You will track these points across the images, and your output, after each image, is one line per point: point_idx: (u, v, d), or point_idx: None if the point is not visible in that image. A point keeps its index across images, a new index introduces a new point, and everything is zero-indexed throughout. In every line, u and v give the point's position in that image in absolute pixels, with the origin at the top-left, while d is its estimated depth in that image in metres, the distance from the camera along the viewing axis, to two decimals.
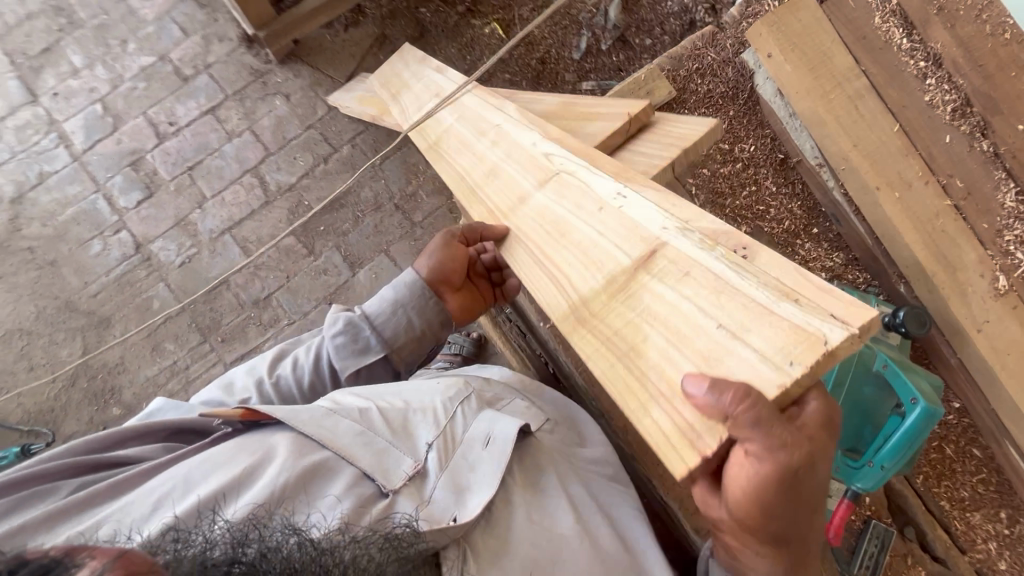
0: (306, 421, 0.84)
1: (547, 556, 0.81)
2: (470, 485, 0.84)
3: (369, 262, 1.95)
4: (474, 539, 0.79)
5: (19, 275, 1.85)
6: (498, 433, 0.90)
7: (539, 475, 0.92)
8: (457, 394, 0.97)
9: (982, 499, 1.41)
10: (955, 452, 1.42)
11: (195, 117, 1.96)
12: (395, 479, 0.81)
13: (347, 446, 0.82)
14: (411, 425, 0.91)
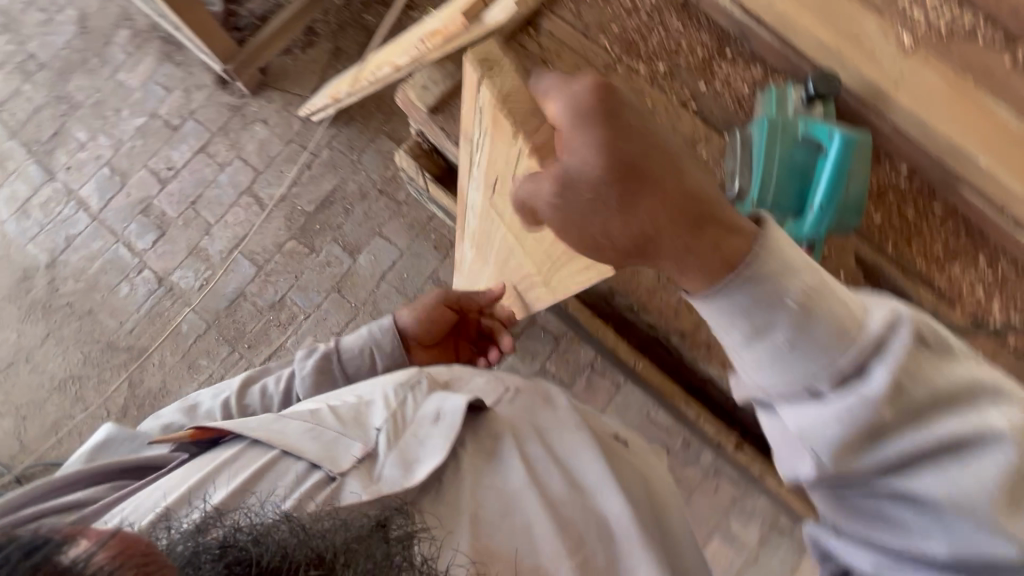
0: (252, 428, 0.82)
1: (497, 513, 0.78)
2: (418, 458, 0.80)
3: (366, 247, 2.06)
4: (424, 508, 0.76)
5: (64, 328, 2.04)
6: (447, 407, 0.86)
7: (494, 445, 0.86)
8: (410, 378, 0.95)
9: (955, 249, 1.01)
10: (914, 214, 1.03)
11: (189, 158, 2.17)
12: (340, 463, 0.78)
13: (294, 441, 0.80)
14: (363, 416, 0.87)
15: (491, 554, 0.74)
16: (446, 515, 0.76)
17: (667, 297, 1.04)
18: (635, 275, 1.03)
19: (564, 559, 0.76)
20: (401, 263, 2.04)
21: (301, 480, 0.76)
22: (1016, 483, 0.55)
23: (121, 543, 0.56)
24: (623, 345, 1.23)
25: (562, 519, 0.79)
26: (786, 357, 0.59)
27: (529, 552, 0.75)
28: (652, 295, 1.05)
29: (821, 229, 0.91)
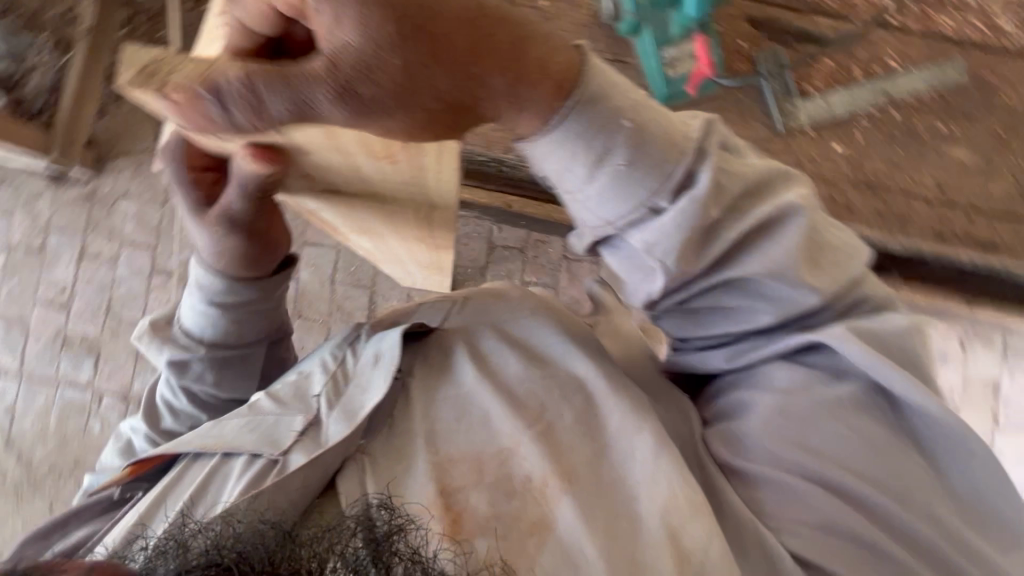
0: (192, 440, 0.78)
1: (455, 421, 0.71)
2: (361, 402, 0.73)
3: (302, 261, 1.97)
4: (375, 447, 0.71)
5: (63, 489, 1.94)
6: (384, 348, 0.77)
7: (446, 359, 0.77)
8: (346, 338, 0.84)
9: None
10: None
11: (75, 270, 1.97)
12: (281, 443, 0.72)
13: (231, 439, 0.75)
14: (304, 388, 0.79)
15: (450, 460, 0.68)
16: (392, 466, 0.69)
17: None
18: None
19: (521, 429, 0.69)
20: (344, 258, 1.96)
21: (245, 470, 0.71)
22: (811, 255, 0.67)
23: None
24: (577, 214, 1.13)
25: (517, 400, 0.72)
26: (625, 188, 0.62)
27: (487, 441, 0.69)
28: None
29: (703, 9, 0.89)
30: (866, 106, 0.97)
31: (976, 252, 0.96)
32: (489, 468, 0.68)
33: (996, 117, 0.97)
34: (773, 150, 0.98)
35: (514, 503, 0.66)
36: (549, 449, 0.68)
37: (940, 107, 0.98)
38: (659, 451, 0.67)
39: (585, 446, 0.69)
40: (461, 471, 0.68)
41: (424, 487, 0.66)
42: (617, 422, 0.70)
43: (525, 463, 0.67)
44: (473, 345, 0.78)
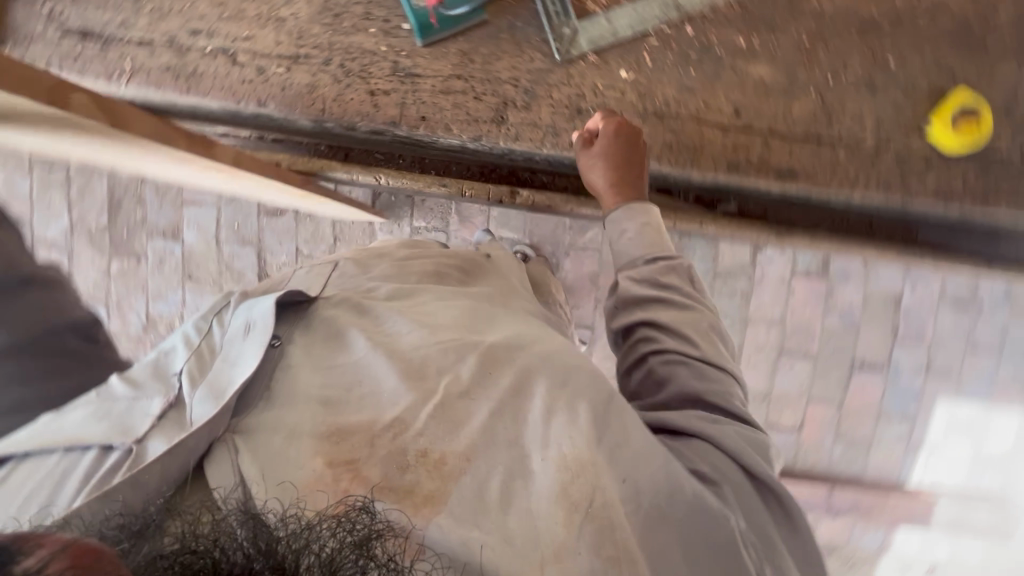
0: (16, 437, 0.64)
1: (343, 391, 0.62)
2: (229, 377, 0.65)
3: (183, 221, 1.91)
4: (253, 424, 0.60)
5: None
6: (255, 314, 0.71)
7: (330, 333, 0.70)
8: (219, 308, 0.78)
9: None
10: None
11: None
12: (133, 430, 0.61)
13: (74, 429, 0.63)
14: (167, 371, 0.71)
15: (342, 432, 0.58)
16: (271, 441, 0.58)
17: (357, 90, 0.91)
18: (312, 90, 0.91)
19: (430, 393, 0.61)
20: (224, 216, 1.89)
21: (91, 471, 0.58)
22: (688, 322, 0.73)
23: (77, 551, 0.35)
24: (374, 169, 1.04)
25: (410, 363, 0.64)
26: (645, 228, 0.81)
27: (372, 416, 0.59)
28: (341, 96, 0.91)
29: None
30: (651, 24, 0.87)
31: (775, 181, 0.89)
32: (380, 442, 0.57)
33: (803, 25, 0.87)
34: (552, 81, 0.89)
35: (409, 477, 0.55)
36: (443, 416, 0.60)
37: (740, 18, 0.87)
38: (552, 409, 0.60)
39: (487, 407, 0.60)
40: (347, 447, 0.57)
41: (312, 462, 0.55)
42: (523, 370, 0.64)
43: (421, 439, 0.58)
44: (361, 312, 0.74)
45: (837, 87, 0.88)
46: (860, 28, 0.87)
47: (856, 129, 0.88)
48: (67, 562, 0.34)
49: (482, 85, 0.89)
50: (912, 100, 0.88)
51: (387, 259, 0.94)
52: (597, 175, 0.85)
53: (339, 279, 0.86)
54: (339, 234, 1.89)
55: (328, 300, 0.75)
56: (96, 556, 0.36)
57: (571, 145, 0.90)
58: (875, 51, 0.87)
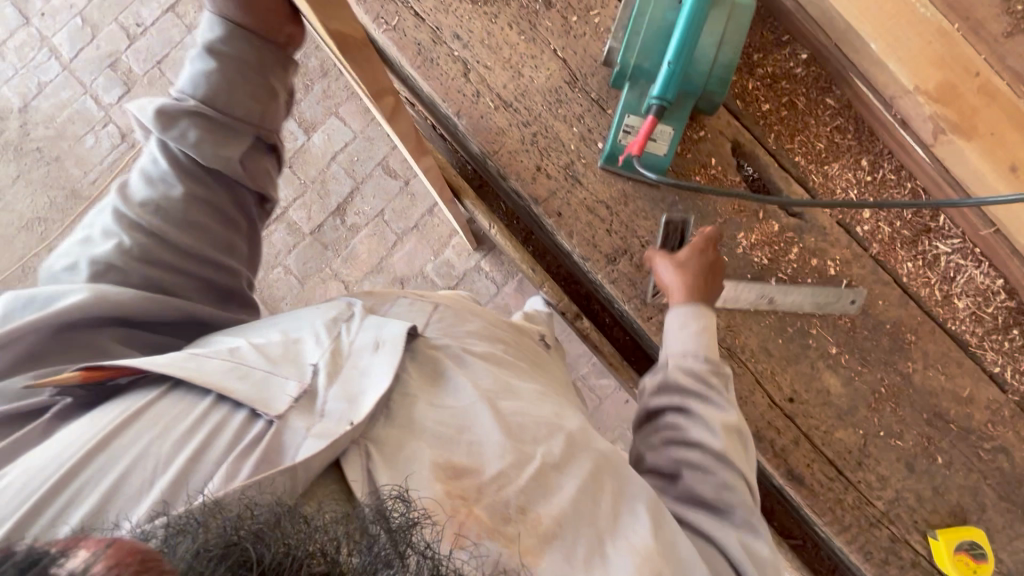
0: (159, 361, 0.54)
1: (452, 430, 0.57)
2: (364, 389, 0.57)
3: (321, 125, 2.06)
4: (379, 436, 0.54)
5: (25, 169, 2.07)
6: (387, 334, 0.63)
7: (435, 367, 0.66)
8: (342, 315, 0.69)
9: (839, 151, 0.96)
10: (806, 107, 0.97)
11: None
12: (277, 406, 0.53)
13: (215, 378, 0.54)
14: (297, 351, 0.60)
15: (457, 472, 0.53)
16: (392, 447, 0.54)
17: (529, 158, 0.99)
18: (499, 133, 1.00)
19: (531, 457, 0.56)
20: (353, 145, 2.05)
21: (239, 437, 0.50)
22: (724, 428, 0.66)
23: (122, 552, 0.32)
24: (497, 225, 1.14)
25: (516, 436, 0.57)
26: (699, 330, 0.79)
27: (484, 462, 0.54)
28: (515, 153, 1.00)
29: (670, 94, 0.84)
30: (772, 284, 0.95)
31: (782, 476, 0.92)
32: (488, 490, 0.52)
33: (889, 376, 0.93)
34: None
35: (510, 528, 0.50)
36: (539, 482, 0.55)
37: (844, 332, 0.94)
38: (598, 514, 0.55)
39: (574, 484, 0.56)
40: (465, 485, 0.52)
41: (432, 485, 0.50)
42: (599, 464, 0.59)
43: (522, 494, 0.53)
44: (458, 362, 0.69)
45: (882, 443, 0.92)
46: (932, 413, 0.92)
47: (874, 489, 0.91)
48: (107, 563, 0.32)
49: (619, 227, 0.97)
50: (935, 503, 0.90)
51: (481, 320, 0.86)
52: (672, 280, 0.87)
53: (439, 322, 0.80)
54: (421, 225, 1.99)
55: (428, 339, 0.71)
56: (142, 556, 0.33)
57: (648, 319, 0.97)
58: (931, 440, 0.91)
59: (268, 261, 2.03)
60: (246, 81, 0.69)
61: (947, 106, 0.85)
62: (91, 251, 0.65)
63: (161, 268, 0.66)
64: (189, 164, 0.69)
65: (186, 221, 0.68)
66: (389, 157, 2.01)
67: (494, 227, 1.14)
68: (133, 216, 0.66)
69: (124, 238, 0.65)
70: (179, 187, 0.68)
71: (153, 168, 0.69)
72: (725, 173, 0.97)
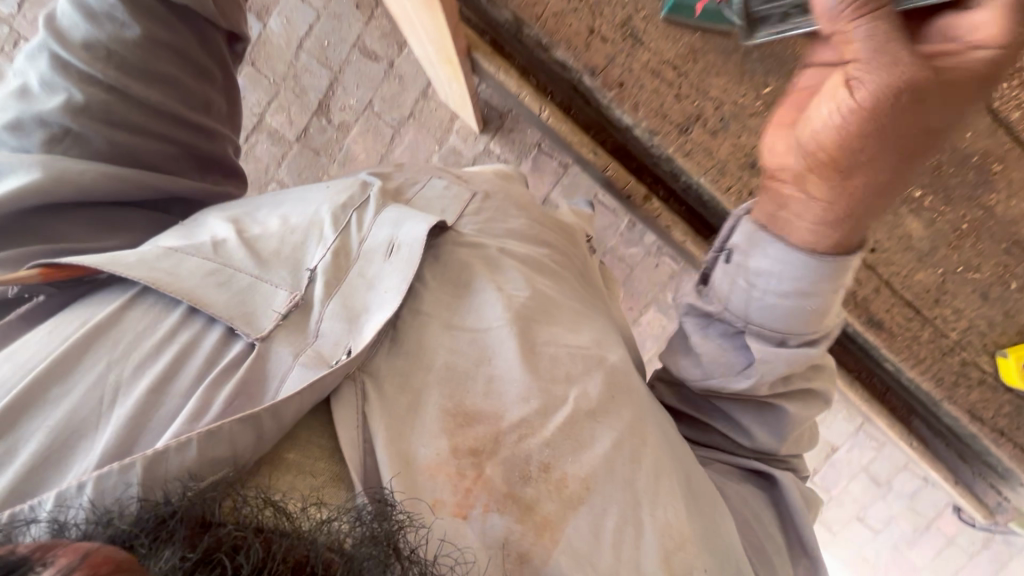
0: (128, 266, 0.51)
1: (471, 362, 0.57)
2: (366, 307, 0.55)
3: (276, 7, 1.76)
4: (378, 366, 0.54)
5: None
6: (404, 236, 0.59)
7: (462, 272, 0.64)
8: (353, 200, 0.64)
9: None
10: None
11: None
12: (260, 325, 0.51)
13: (191, 287, 0.51)
14: (294, 252, 0.58)
15: (465, 416, 0.53)
16: (397, 400, 0.53)
17: (579, 20, 0.85)
18: None
19: (560, 402, 0.56)
20: (319, 26, 1.76)
21: (212, 361, 0.49)
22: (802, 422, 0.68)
23: (98, 560, 0.32)
24: (547, 108, 0.95)
25: (542, 373, 0.58)
26: (811, 315, 0.59)
27: (489, 401, 0.55)
28: (559, 18, 0.86)
29: None
30: None
31: (860, 323, 0.95)
32: (505, 441, 0.53)
33: (969, 210, 0.90)
34: (750, 125, 0.87)
35: (529, 490, 0.52)
36: (567, 434, 0.55)
37: (928, 173, 0.89)
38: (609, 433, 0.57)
39: (609, 436, 0.56)
40: (473, 435, 0.53)
41: (438, 443, 0.51)
42: (640, 416, 0.60)
43: (546, 452, 0.53)
44: (492, 266, 0.66)
45: (960, 279, 0.92)
46: (1011, 242, 0.90)
47: (949, 322, 0.94)
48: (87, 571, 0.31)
49: (688, 90, 0.86)
50: (1005, 326, 0.93)
51: (526, 213, 0.77)
52: (803, 228, 0.57)
53: (474, 215, 0.72)
54: (417, 111, 1.79)
55: (458, 235, 0.67)
56: (118, 564, 0.32)
57: (726, 191, 0.89)
58: (1008, 269, 0.91)
59: (261, 178, 1.87)
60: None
61: None
62: (35, 108, 0.61)
63: (128, 131, 0.63)
64: (144, 2, 0.65)
65: (143, 71, 0.65)
66: (363, 35, 1.74)
67: (543, 108, 0.95)
68: (77, 67, 0.63)
69: (72, 92, 0.62)
70: (134, 28, 0.65)
71: (92, 3, 0.65)
72: None
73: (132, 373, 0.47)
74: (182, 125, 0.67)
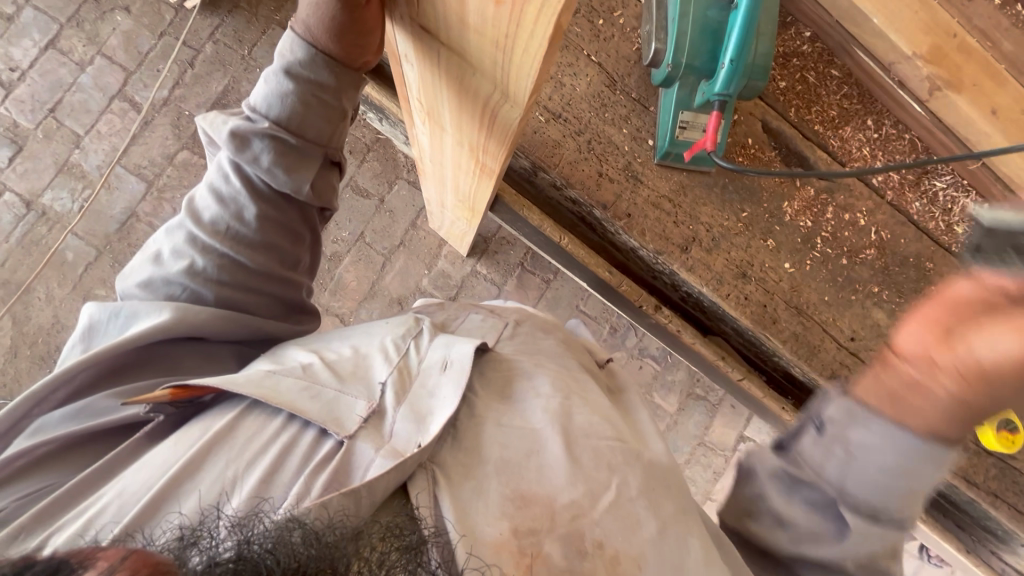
0: (239, 382, 0.57)
1: (522, 454, 0.59)
2: (431, 411, 0.59)
3: None
4: (444, 457, 0.57)
5: None
6: (456, 354, 0.65)
7: (507, 385, 0.68)
8: (410, 331, 0.71)
9: (849, 113, 1.08)
10: (818, 78, 1.08)
11: (37, 55, 1.83)
12: (348, 425, 0.55)
13: (290, 398, 0.56)
14: (367, 368, 0.64)
15: (525, 500, 0.55)
16: (463, 486, 0.55)
17: (590, 165, 1.00)
18: (554, 145, 1.00)
19: (605, 485, 0.58)
20: None
21: (309, 456, 0.53)
22: None
23: (138, 560, 0.39)
24: (566, 236, 1.08)
25: (584, 462, 0.59)
26: None
27: (542, 484, 0.56)
28: (576, 163, 1.00)
29: (732, 88, 0.90)
30: (819, 242, 1.07)
31: None
32: (559, 519, 0.55)
33: (918, 299, 1.09)
34: (737, 242, 1.04)
35: (586, 564, 0.53)
36: (615, 514, 0.56)
37: (880, 272, 1.08)
38: (654, 509, 0.58)
39: (652, 520, 0.57)
40: (532, 514, 0.54)
41: (497, 523, 0.53)
42: (681, 508, 0.60)
43: (598, 529, 0.55)
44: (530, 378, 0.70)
45: None
46: None
47: None
48: (127, 569, 0.38)
49: (684, 216, 1.02)
50: None
51: (551, 339, 0.85)
52: None
53: (509, 339, 0.80)
54: (407, 240, 1.92)
55: (495, 355, 0.72)
56: (155, 566, 0.39)
57: (727, 296, 1.03)
58: None
59: None
60: (321, 105, 0.67)
61: (939, 66, 1.00)
62: (164, 271, 0.69)
63: (234, 287, 0.69)
64: (265, 191, 0.70)
65: (255, 240, 0.70)
66: (357, 176, 1.91)
67: (564, 238, 1.07)
68: (203, 238, 0.69)
69: (195, 260, 0.68)
70: (251, 208, 0.69)
71: (224, 186, 0.70)
72: (770, 152, 1.07)
73: (246, 470, 0.51)
74: (276, 280, 0.73)
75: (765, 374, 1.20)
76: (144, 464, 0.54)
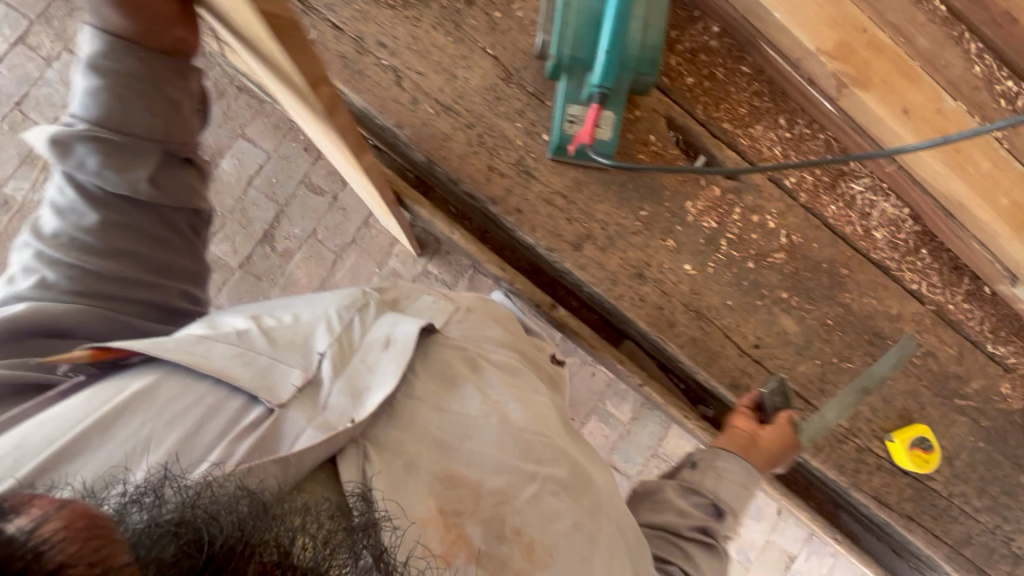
0: (164, 348, 0.57)
1: (456, 435, 0.63)
2: (368, 387, 0.63)
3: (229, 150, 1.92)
4: (378, 435, 0.61)
5: None
6: (399, 333, 0.68)
7: (446, 368, 0.70)
8: (354, 302, 0.72)
9: (761, 111, 1.04)
10: (726, 75, 1.04)
11: (6, 50, 1.89)
12: (280, 394, 0.59)
13: (219, 366, 0.58)
14: (305, 339, 0.66)
15: (456, 481, 0.59)
16: (395, 464, 0.59)
17: (479, 160, 0.99)
18: (444, 139, 0.99)
19: (530, 477, 0.62)
20: (269, 167, 1.93)
21: (236, 420, 0.55)
22: None
23: (73, 512, 0.34)
24: (459, 232, 1.06)
25: (517, 452, 0.63)
26: None
27: (469, 467, 0.61)
28: (467, 157, 0.99)
29: (609, 80, 0.87)
30: (723, 244, 1.03)
31: None
32: (484, 501, 0.59)
33: (832, 308, 1.03)
34: (634, 242, 1.01)
35: (502, 548, 0.58)
36: (535, 505, 0.61)
37: (789, 277, 1.03)
38: (571, 503, 0.63)
39: (570, 514, 0.62)
40: (456, 496, 0.59)
41: (425, 501, 0.57)
42: (597, 504, 0.65)
43: (518, 517, 0.59)
44: (473, 368, 0.72)
45: (835, 369, 1.03)
46: (871, 334, 1.03)
47: None
48: (61, 523, 0.33)
49: (578, 215, 1.00)
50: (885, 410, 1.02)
51: (500, 327, 0.84)
52: None
53: (458, 323, 0.80)
54: (359, 238, 1.92)
55: (444, 338, 0.74)
56: (91, 520, 0.34)
57: (621, 297, 1.01)
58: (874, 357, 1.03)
59: None
60: (138, 97, 0.67)
61: (845, 63, 0.95)
62: (14, 289, 0.67)
63: (92, 298, 0.68)
64: (104, 197, 0.69)
65: (104, 249, 0.69)
66: (310, 173, 1.92)
67: (455, 233, 1.06)
68: (49, 251, 0.67)
69: (46, 274, 0.67)
70: (91, 215, 0.68)
71: (61, 198, 0.69)
72: (675, 150, 1.03)
73: (165, 428, 0.53)
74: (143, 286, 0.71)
75: (680, 382, 1.16)
76: (48, 416, 0.52)
